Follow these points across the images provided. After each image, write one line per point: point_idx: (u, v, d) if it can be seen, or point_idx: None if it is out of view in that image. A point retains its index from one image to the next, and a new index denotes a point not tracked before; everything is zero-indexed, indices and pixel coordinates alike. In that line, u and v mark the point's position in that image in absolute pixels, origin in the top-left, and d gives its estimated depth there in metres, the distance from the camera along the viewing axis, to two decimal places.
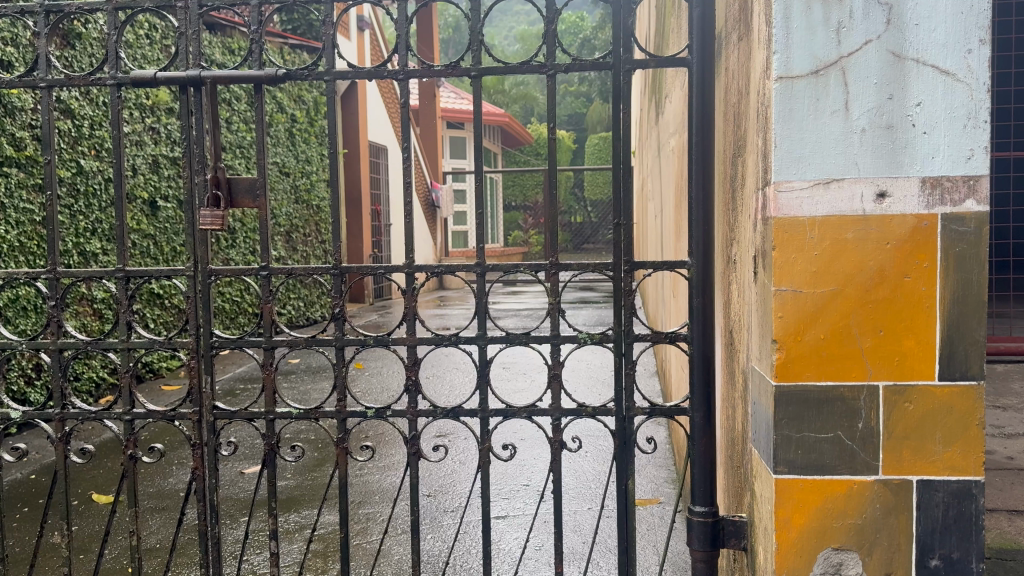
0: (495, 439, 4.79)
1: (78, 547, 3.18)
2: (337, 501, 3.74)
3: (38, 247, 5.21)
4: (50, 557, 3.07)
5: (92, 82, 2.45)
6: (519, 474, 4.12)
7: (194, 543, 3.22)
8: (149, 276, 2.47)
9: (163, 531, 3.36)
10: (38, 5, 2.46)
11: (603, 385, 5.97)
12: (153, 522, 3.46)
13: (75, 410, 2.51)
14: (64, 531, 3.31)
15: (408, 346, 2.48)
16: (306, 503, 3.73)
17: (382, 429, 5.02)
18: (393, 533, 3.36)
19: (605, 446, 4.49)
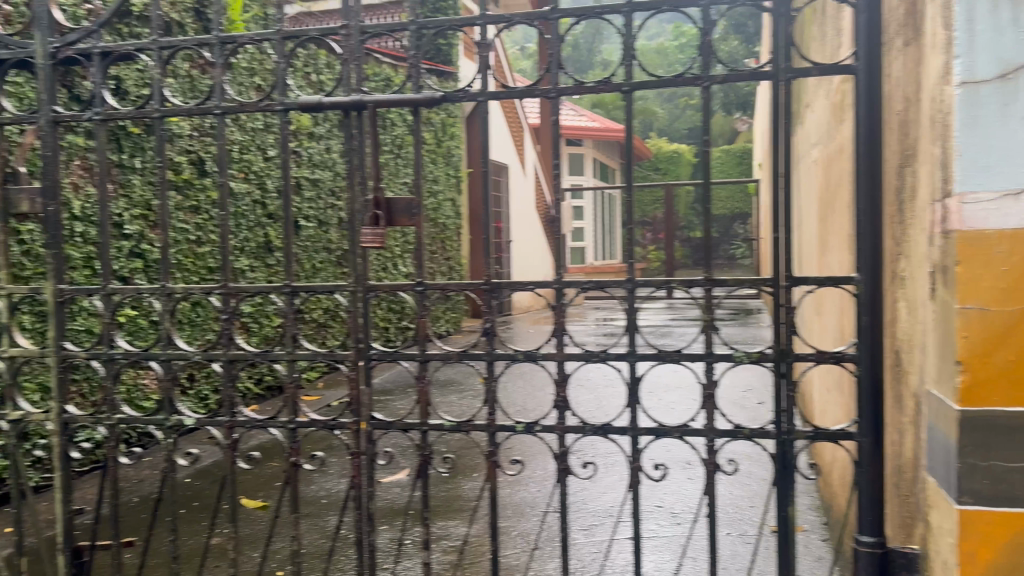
0: (650, 456, 4.76)
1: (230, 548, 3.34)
2: (473, 514, 3.78)
3: (193, 264, 5.56)
4: (208, 555, 3.24)
5: (262, 108, 2.59)
6: (655, 495, 4.04)
7: (339, 549, 3.33)
8: (314, 292, 2.61)
9: (311, 536, 3.49)
10: (214, 37, 2.59)
11: (755, 405, 5.82)
12: (302, 527, 3.61)
13: (244, 418, 2.66)
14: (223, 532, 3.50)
15: (558, 361, 2.46)
16: (454, 513, 3.80)
17: (530, 445, 5.07)
18: (529, 548, 3.36)
19: (760, 471, 4.34)
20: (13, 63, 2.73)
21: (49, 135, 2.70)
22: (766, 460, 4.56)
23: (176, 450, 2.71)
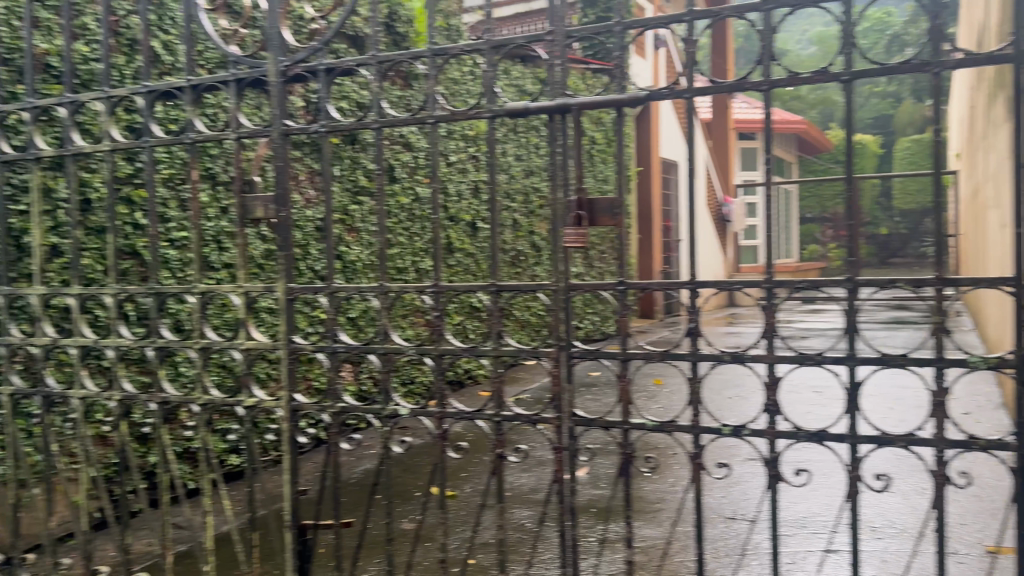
0: (868, 471, 4.49)
1: (423, 534, 3.56)
2: (658, 516, 3.78)
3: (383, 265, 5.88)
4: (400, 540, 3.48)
5: (472, 115, 2.71)
6: (871, 508, 3.84)
7: (523, 541, 3.45)
8: (518, 291, 2.71)
9: (492, 528, 3.62)
10: (428, 49, 2.74)
11: (991, 416, 5.35)
12: (487, 519, 3.77)
13: (453, 410, 2.81)
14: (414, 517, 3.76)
15: (768, 363, 2.39)
16: (635, 515, 3.81)
17: (739, 451, 4.96)
18: (718, 555, 3.32)
19: (995, 490, 3.96)
20: (247, 82, 2.97)
21: (281, 147, 2.94)
22: (1004, 478, 4.16)
23: (391, 437, 2.91)
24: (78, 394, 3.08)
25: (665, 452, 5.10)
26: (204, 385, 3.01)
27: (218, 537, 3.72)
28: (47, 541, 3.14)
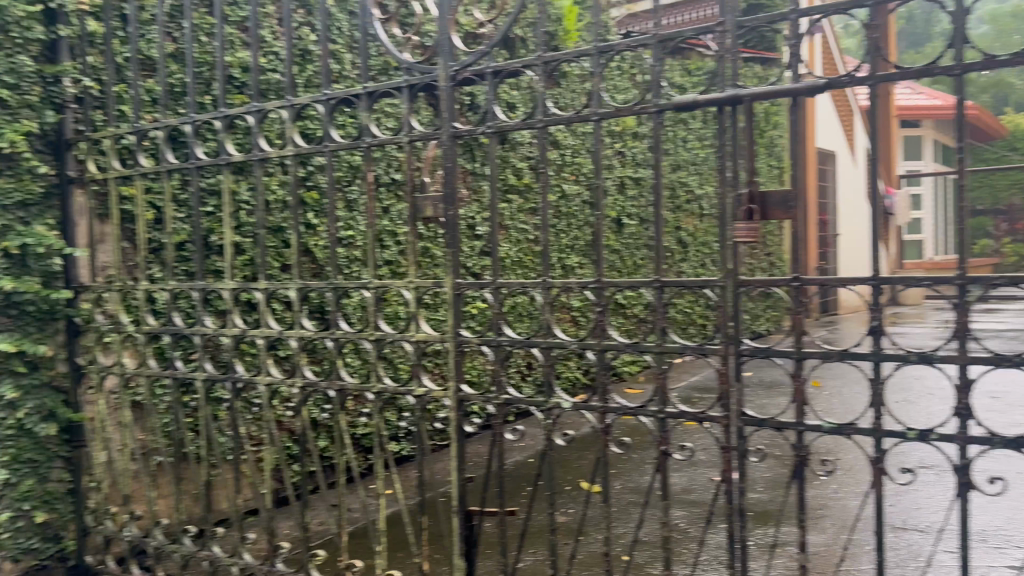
0: None
1: (579, 528, 3.81)
2: (808, 523, 3.84)
3: (532, 262, 5.95)
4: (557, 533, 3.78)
5: (638, 111, 2.71)
6: None
7: (678, 539, 3.65)
8: (684, 287, 2.67)
9: (641, 526, 3.79)
10: (593, 47, 2.76)
11: None
12: (634, 516, 3.94)
13: (616, 405, 2.81)
14: (568, 513, 4.03)
15: (959, 365, 2.25)
16: (773, 519, 3.90)
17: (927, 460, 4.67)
18: (888, 564, 3.30)
19: None
20: (419, 87, 3.15)
21: (449, 148, 3.07)
22: None
23: (554, 431, 2.96)
24: (264, 380, 3.34)
25: (843, 460, 4.90)
26: (377, 374, 3.20)
27: (390, 518, 4.14)
28: (235, 514, 3.37)
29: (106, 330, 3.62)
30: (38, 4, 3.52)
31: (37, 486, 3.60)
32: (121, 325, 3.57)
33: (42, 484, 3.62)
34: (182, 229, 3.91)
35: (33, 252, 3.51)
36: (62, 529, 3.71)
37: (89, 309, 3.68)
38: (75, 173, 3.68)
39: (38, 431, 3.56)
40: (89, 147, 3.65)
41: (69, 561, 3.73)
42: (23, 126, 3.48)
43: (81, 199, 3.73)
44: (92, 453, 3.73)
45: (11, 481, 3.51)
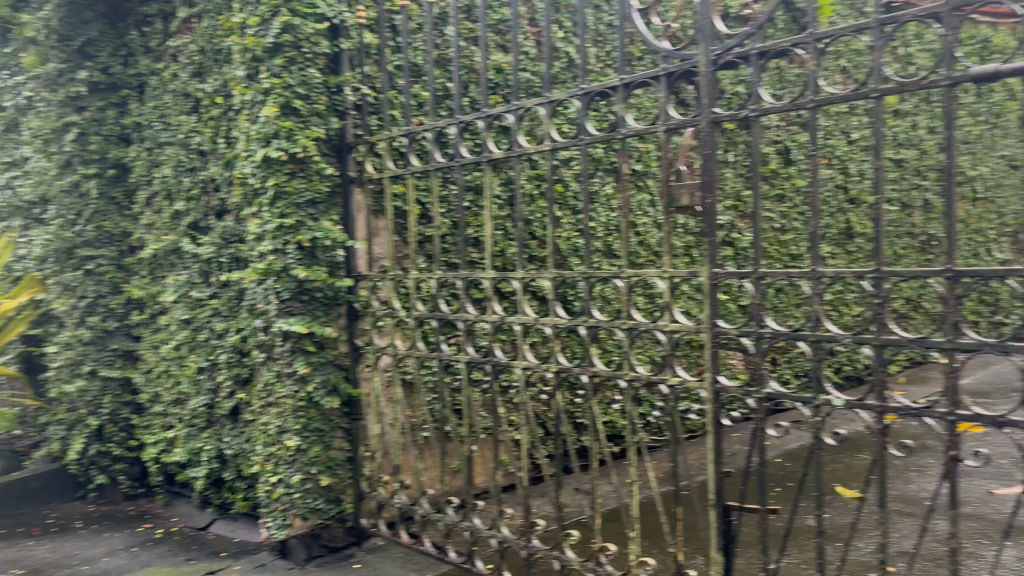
0: None
1: (841, 533, 3.68)
2: None
3: (778, 252, 5.70)
4: (819, 536, 3.69)
5: (926, 85, 2.46)
6: None
7: (963, 553, 3.41)
8: (981, 277, 2.39)
9: (913, 537, 3.55)
10: (874, 20, 2.55)
11: None
12: (903, 525, 3.68)
13: (895, 405, 2.60)
14: (825, 517, 3.90)
15: None
16: None
17: None
18: None
19: None
20: (678, 74, 3.12)
21: (709, 134, 3.01)
22: None
23: (822, 429, 2.79)
24: (520, 365, 3.50)
25: None
26: (631, 362, 3.22)
27: (643, 507, 4.25)
28: (494, 489, 3.57)
29: (380, 315, 3.98)
30: (325, 22, 3.92)
31: (323, 453, 4.04)
32: (395, 311, 3.93)
33: (327, 451, 4.05)
34: (445, 223, 4.21)
35: (321, 244, 3.95)
36: (342, 493, 4.12)
37: (366, 295, 4.07)
38: (355, 173, 4.08)
39: (324, 404, 3.98)
40: (366, 149, 4.02)
41: (347, 522, 4.14)
42: (312, 132, 3.89)
43: (359, 196, 4.13)
44: (368, 425, 4.14)
45: (302, 447, 3.96)
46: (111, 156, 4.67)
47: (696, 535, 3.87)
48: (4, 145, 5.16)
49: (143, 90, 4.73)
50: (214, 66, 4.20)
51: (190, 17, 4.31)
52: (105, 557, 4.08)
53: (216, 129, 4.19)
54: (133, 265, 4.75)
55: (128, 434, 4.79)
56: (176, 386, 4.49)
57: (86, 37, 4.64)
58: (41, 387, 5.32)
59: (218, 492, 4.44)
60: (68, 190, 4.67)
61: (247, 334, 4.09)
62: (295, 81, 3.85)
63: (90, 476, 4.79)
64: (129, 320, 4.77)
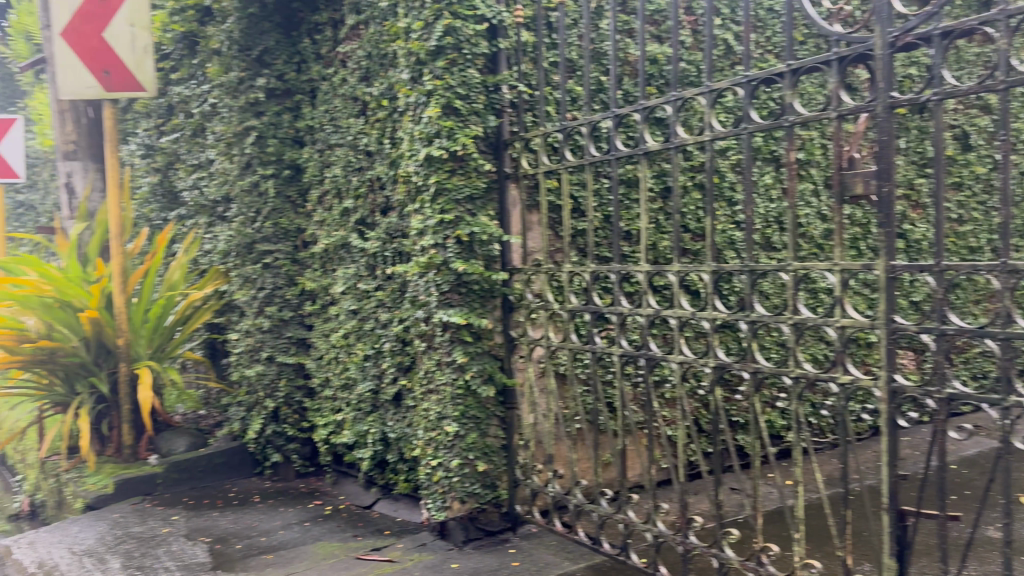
0: None
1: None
2: None
3: (953, 244, 5.36)
4: (1003, 549, 3.48)
5: None
6: None
7: None
8: None
9: None
10: None
11: None
12: None
13: None
14: (1008, 530, 3.66)
15: None
16: None
17: None
18: None
19: None
20: (851, 59, 2.95)
21: (885, 120, 2.85)
22: None
23: (1014, 432, 2.56)
24: (677, 359, 3.44)
25: None
26: (796, 358, 3.10)
27: (807, 511, 4.15)
28: (648, 483, 3.56)
29: (534, 307, 4.07)
30: (484, 23, 4.03)
31: (480, 440, 4.17)
32: (548, 303, 3.99)
33: (483, 438, 4.19)
34: (598, 217, 4.24)
35: (479, 239, 4.07)
36: (498, 479, 4.24)
37: (520, 288, 4.15)
38: (510, 169, 4.17)
39: (480, 392, 4.12)
40: (522, 145, 4.11)
41: (503, 508, 4.25)
42: (472, 131, 4.01)
43: (514, 191, 4.20)
44: (521, 414, 4.22)
45: (460, 433, 4.11)
46: (287, 157, 5.02)
47: (865, 542, 3.73)
48: (192, 148, 5.65)
49: (313, 95, 5.04)
50: (380, 69, 4.42)
51: (358, 23, 4.55)
52: (281, 529, 4.40)
53: (382, 130, 4.42)
54: (305, 259, 5.08)
55: (301, 416, 5.14)
56: (344, 371, 4.76)
57: (263, 46, 5.00)
58: (222, 370, 5.80)
59: (381, 474, 4.68)
60: (249, 190, 5.06)
61: (410, 324, 4.28)
62: (455, 82, 3.98)
63: (267, 454, 5.15)
64: (302, 310, 5.12)
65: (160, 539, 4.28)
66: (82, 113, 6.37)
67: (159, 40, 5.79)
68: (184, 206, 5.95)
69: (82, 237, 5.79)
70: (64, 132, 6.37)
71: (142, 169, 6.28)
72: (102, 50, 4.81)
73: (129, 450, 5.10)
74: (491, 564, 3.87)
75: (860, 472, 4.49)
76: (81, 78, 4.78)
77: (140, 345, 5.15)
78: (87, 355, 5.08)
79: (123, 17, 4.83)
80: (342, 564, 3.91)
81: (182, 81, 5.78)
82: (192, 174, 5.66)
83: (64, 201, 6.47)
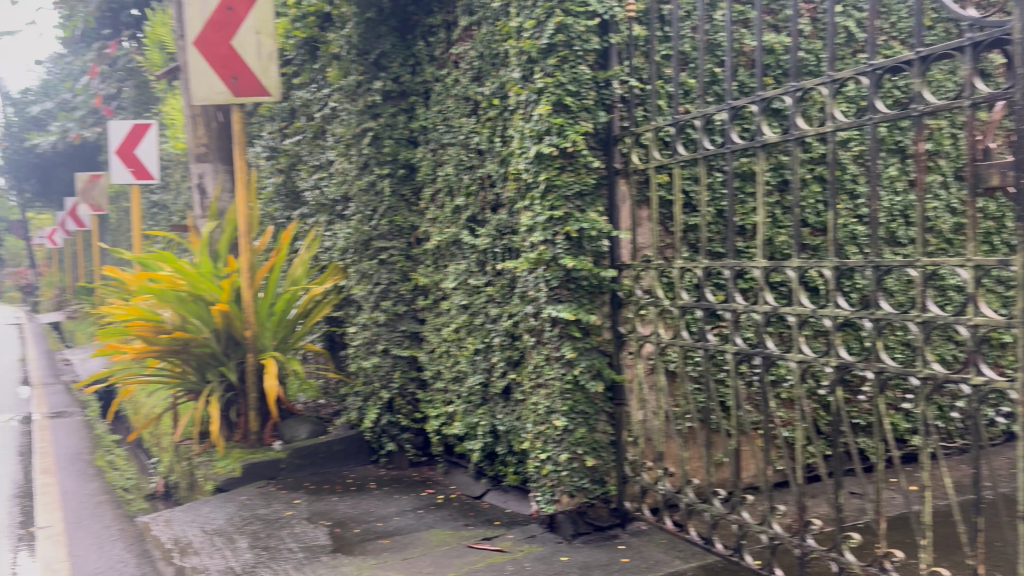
0: None
1: None
2: None
3: None
4: None
5: None
6: None
7: None
8: None
9: None
10: None
11: None
12: None
13: None
14: None
15: None
16: None
17: None
18: None
19: None
20: (987, 43, 2.78)
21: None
22: None
23: None
24: (796, 357, 3.38)
25: None
26: (924, 358, 2.97)
27: (935, 517, 3.97)
28: (764, 483, 3.50)
29: (644, 303, 4.06)
30: (596, 19, 4.03)
31: (588, 435, 4.15)
32: (659, 299, 3.97)
33: (592, 433, 4.16)
34: (711, 212, 4.19)
35: (588, 235, 4.07)
36: (607, 475, 4.22)
37: (630, 284, 4.14)
38: (620, 165, 4.17)
39: (589, 387, 4.10)
40: (633, 141, 4.10)
41: (612, 503, 4.23)
42: (582, 127, 4.03)
43: (624, 187, 4.20)
44: (631, 410, 4.22)
45: (569, 427, 4.10)
46: (402, 157, 5.18)
47: (1000, 553, 3.54)
48: (313, 150, 5.91)
49: (427, 96, 5.18)
50: (492, 69, 4.50)
51: (471, 25, 4.65)
52: (396, 516, 4.55)
53: (493, 129, 4.49)
54: (419, 255, 5.23)
55: (414, 407, 5.31)
56: (455, 364, 4.84)
57: (380, 50, 5.18)
58: (341, 362, 6.10)
59: (492, 465, 4.78)
60: (367, 189, 5.26)
61: (519, 319, 4.32)
62: (566, 79, 4.00)
63: (382, 443, 5.35)
64: (416, 305, 5.27)
65: (284, 521, 4.52)
66: (212, 117, 6.76)
67: (284, 47, 6.08)
68: (305, 206, 6.24)
69: (213, 235, 6.16)
70: (197, 136, 6.78)
71: (267, 170, 6.67)
72: (230, 57, 5.07)
73: (254, 435, 5.40)
74: (601, 559, 3.88)
75: (994, 478, 4.28)
76: (212, 84, 5.05)
77: (266, 336, 5.45)
78: (217, 345, 5.39)
79: (250, 25, 5.08)
80: (455, 552, 4.02)
81: (303, 86, 6.06)
82: (313, 174, 5.95)
83: (196, 201, 6.89)
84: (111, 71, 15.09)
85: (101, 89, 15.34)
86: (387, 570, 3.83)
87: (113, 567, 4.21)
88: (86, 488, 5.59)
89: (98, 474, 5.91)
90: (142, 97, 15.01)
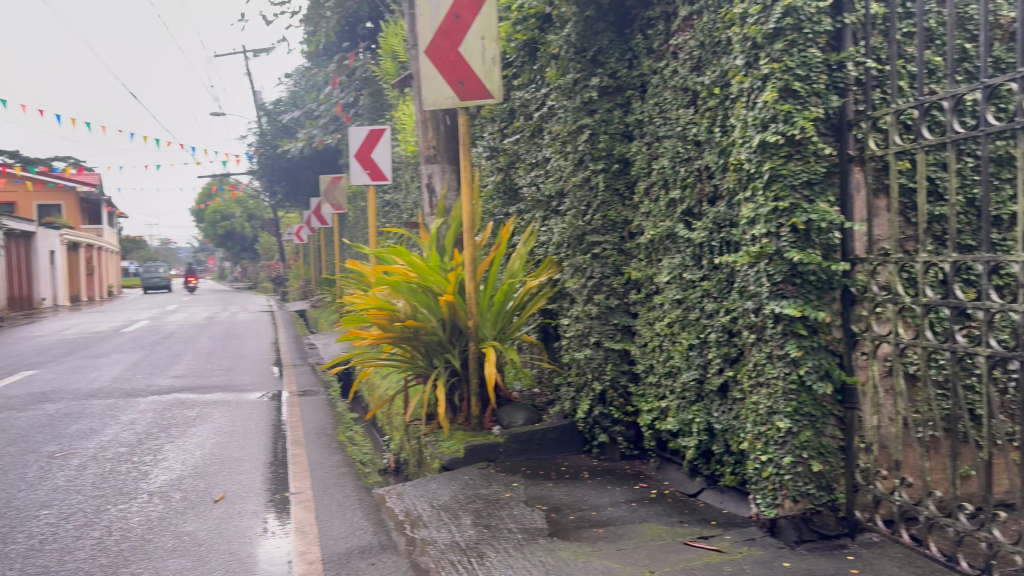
0: None
1: None
2: None
3: None
4: None
5: None
6: None
7: None
8: None
9: None
10: None
11: None
12: None
13: None
14: None
15: None
16: None
17: None
18: None
19: None
20: None
21: None
22: None
23: None
24: None
25: None
26: None
27: None
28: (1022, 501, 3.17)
29: (881, 299, 3.83)
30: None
31: (814, 438, 3.96)
32: (898, 297, 3.73)
33: (819, 437, 3.97)
34: (960, 202, 3.87)
35: (817, 227, 3.87)
36: (835, 481, 4.02)
37: (864, 279, 3.92)
38: (855, 151, 3.95)
39: (816, 389, 3.90)
40: (869, 125, 3.89)
41: (840, 512, 4.05)
42: (812, 113, 3.83)
43: (858, 174, 3.99)
44: (864, 415, 3.99)
45: (793, 430, 3.92)
46: (617, 152, 5.23)
47: None
48: (530, 148, 6.14)
49: (644, 89, 5.18)
50: (712, 58, 4.42)
51: (691, 15, 4.61)
52: (610, 506, 4.62)
53: (713, 119, 4.40)
54: (632, 250, 5.26)
55: (626, 400, 5.34)
56: (669, 359, 4.79)
57: (598, 46, 5.28)
58: (554, 353, 6.31)
59: (707, 463, 4.71)
60: (581, 184, 5.36)
61: (738, 315, 4.19)
62: (795, 63, 3.82)
63: (594, 434, 5.46)
64: (628, 299, 5.30)
65: (503, 502, 4.74)
66: (441, 121, 7.21)
67: (506, 50, 6.52)
68: (523, 202, 6.48)
69: (440, 231, 6.58)
70: (426, 139, 7.27)
71: (488, 169, 7.04)
72: (458, 63, 5.38)
73: (475, 420, 5.74)
74: (828, 568, 3.70)
75: None
76: (441, 89, 5.41)
77: (487, 326, 5.71)
78: (443, 334, 5.77)
79: (475, 31, 5.35)
80: (670, 548, 4.01)
81: (523, 86, 6.37)
82: (530, 171, 6.19)
83: (425, 199, 7.39)
84: (348, 81, 16.47)
85: (342, 100, 16.65)
86: (603, 559, 3.90)
87: (354, 532, 4.63)
88: (328, 460, 6.18)
89: (339, 448, 6.53)
90: (376, 105, 16.03)
